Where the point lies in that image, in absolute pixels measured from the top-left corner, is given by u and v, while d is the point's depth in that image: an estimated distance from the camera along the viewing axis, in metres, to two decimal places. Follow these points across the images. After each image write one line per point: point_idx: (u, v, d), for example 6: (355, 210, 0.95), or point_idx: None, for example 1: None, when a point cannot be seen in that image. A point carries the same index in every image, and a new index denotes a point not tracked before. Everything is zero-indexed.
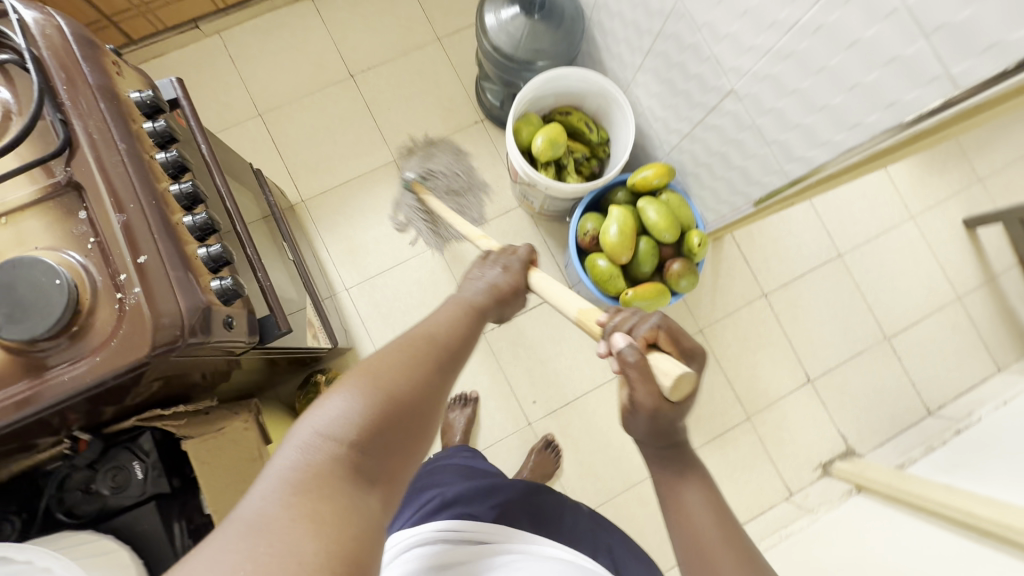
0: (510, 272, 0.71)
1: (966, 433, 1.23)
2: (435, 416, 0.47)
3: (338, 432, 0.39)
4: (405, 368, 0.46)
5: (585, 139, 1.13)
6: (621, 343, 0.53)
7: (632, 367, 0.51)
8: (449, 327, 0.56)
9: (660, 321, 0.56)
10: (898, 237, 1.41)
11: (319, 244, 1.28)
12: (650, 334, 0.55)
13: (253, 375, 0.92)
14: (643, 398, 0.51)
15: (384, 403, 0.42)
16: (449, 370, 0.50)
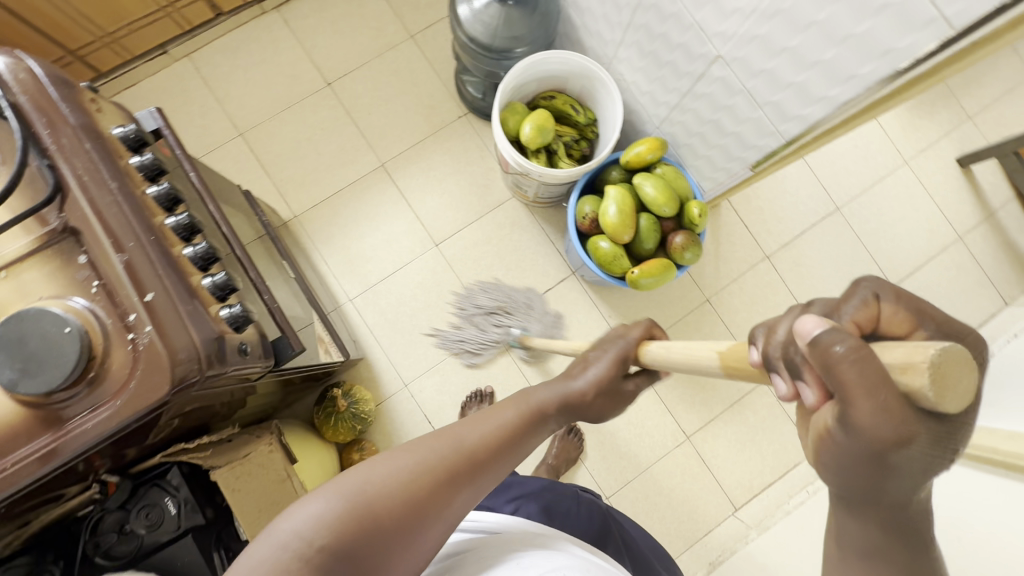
0: (607, 366, 0.62)
1: None
2: (425, 529, 0.46)
3: (311, 535, 0.41)
4: (405, 484, 0.46)
5: (572, 121, 1.11)
6: (812, 329, 0.29)
7: (840, 371, 0.27)
8: (488, 435, 0.52)
9: (875, 290, 0.31)
10: (894, 184, 1.41)
11: (317, 259, 1.27)
12: (868, 319, 0.30)
13: (270, 397, 0.92)
14: (870, 425, 0.27)
15: (363, 517, 0.43)
16: (462, 487, 0.48)
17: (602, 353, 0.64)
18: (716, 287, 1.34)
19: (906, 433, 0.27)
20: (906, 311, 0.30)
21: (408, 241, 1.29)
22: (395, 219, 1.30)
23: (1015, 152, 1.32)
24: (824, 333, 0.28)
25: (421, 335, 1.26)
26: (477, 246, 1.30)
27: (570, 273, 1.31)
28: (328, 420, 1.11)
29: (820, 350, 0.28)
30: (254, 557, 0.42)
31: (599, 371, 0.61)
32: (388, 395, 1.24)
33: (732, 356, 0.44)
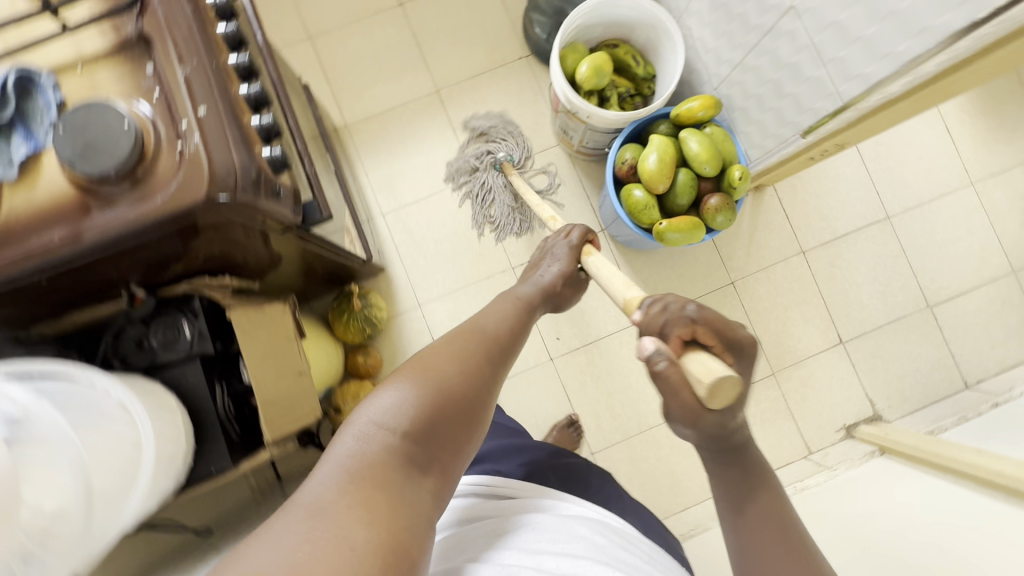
0: (561, 262, 0.77)
1: (1005, 406, 1.18)
2: (483, 410, 0.50)
3: (391, 423, 0.44)
4: (453, 361, 0.50)
5: (630, 73, 1.11)
6: (648, 346, 0.48)
7: (657, 375, 0.48)
8: (498, 320, 0.59)
9: (693, 315, 0.50)
10: (953, 204, 1.34)
11: (359, 169, 1.31)
12: (688, 330, 0.50)
13: (291, 277, 0.97)
14: (676, 409, 0.47)
15: (438, 398, 0.46)
16: (497, 363, 0.53)
17: (556, 249, 0.79)
18: (743, 271, 1.32)
19: (696, 417, 0.47)
20: (708, 330, 0.50)
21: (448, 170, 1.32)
22: (440, 146, 1.33)
23: None
24: (654, 353, 0.48)
25: (444, 260, 1.30)
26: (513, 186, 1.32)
27: (599, 229, 1.31)
28: (341, 316, 1.16)
29: (650, 367, 0.48)
30: (338, 452, 0.43)
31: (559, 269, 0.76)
32: (401, 311, 1.28)
33: (628, 305, 0.60)
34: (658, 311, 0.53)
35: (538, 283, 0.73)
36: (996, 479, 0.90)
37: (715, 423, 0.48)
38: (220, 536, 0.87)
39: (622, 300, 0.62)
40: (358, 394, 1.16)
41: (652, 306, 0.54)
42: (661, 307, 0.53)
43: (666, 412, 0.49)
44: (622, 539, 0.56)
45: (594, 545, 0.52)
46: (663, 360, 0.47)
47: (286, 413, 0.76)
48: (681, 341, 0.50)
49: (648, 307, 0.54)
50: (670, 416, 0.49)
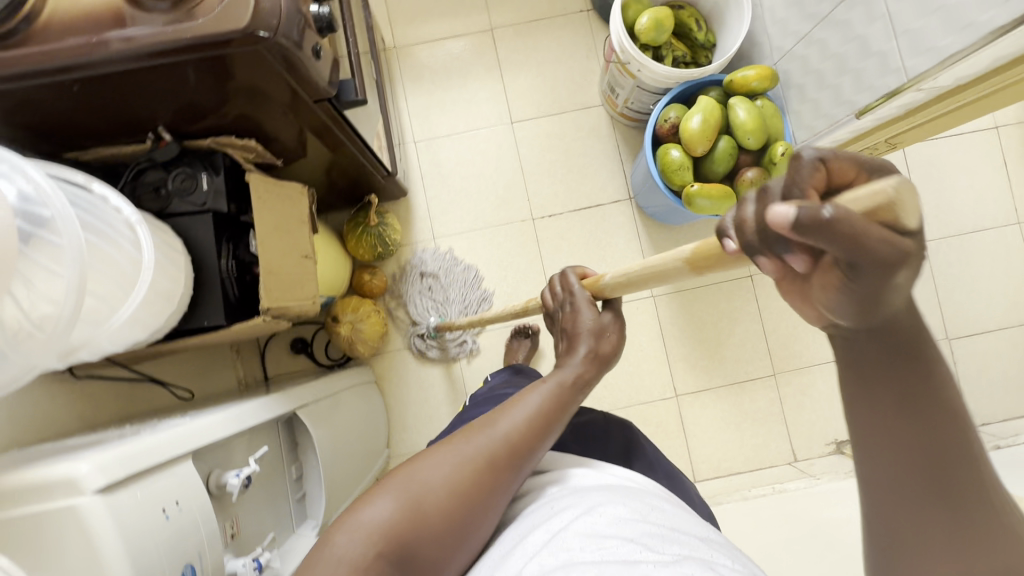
0: (586, 312, 0.53)
1: (1006, 448, 1.15)
2: (470, 525, 0.45)
3: (363, 544, 0.40)
4: (445, 477, 0.44)
5: (690, 38, 1.07)
6: (788, 209, 0.22)
7: (825, 238, 0.21)
8: (521, 417, 0.47)
9: (814, 151, 0.22)
10: (995, 239, 1.29)
11: (400, 93, 1.30)
12: (824, 177, 0.22)
13: (316, 173, 0.97)
14: (869, 261, 0.21)
15: (416, 519, 0.42)
16: (502, 475, 0.45)
17: (573, 300, 0.54)
18: None
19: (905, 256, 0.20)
20: (848, 158, 0.22)
21: (488, 110, 1.31)
22: (483, 85, 1.31)
23: None
24: (806, 209, 0.21)
25: (467, 199, 1.29)
26: (549, 138, 1.30)
27: (627, 197, 1.28)
28: (355, 230, 1.16)
29: (807, 225, 0.21)
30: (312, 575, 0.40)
31: (589, 320, 0.52)
32: (416, 240, 1.27)
33: (698, 255, 0.38)
34: (763, 196, 0.24)
35: (576, 356, 0.50)
36: None
37: (916, 271, 0.21)
38: (203, 405, 0.88)
39: (684, 260, 0.40)
40: (358, 308, 1.15)
41: (741, 213, 0.26)
42: (757, 195, 0.25)
43: (843, 284, 0.22)
44: (652, 503, 0.51)
45: (621, 517, 0.46)
46: (827, 205, 0.21)
47: (288, 289, 0.76)
48: (834, 189, 0.22)
49: (738, 215, 0.26)
50: (849, 282, 0.22)
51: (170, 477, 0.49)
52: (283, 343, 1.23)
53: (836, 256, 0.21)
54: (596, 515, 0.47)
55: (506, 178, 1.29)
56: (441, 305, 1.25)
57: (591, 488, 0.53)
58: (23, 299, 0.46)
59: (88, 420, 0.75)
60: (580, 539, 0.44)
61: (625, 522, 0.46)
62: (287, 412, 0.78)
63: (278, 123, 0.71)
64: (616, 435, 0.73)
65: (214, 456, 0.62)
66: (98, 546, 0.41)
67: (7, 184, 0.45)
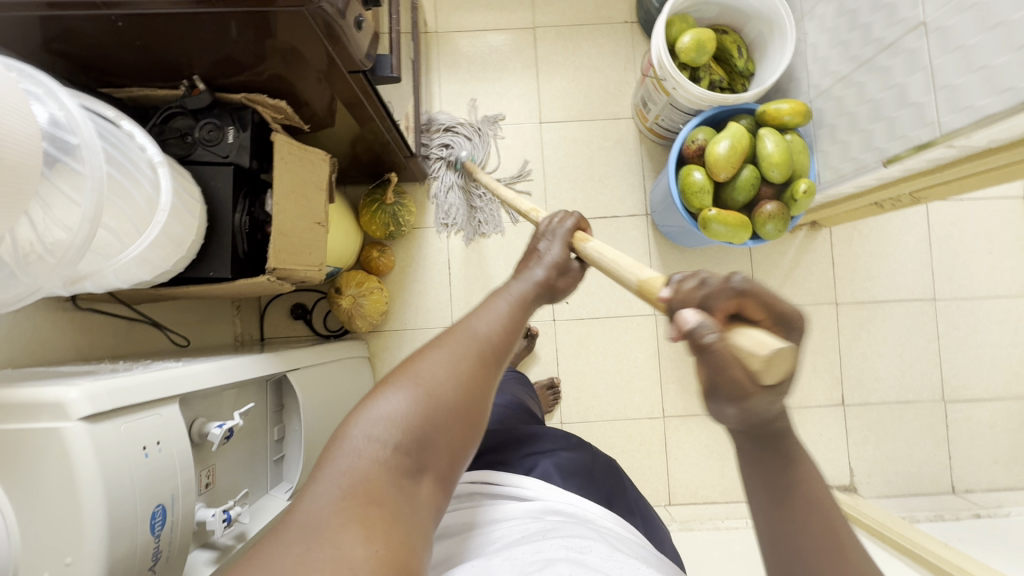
0: (559, 247, 0.57)
1: (985, 519, 1.14)
2: (482, 416, 0.44)
3: (381, 437, 0.39)
4: (447, 368, 0.42)
5: (730, 64, 1.07)
6: (692, 317, 0.35)
7: (705, 353, 0.34)
8: (501, 315, 0.48)
9: (739, 284, 0.37)
10: (1006, 308, 1.28)
11: (434, 78, 1.31)
12: (733, 303, 0.38)
13: (340, 144, 0.97)
14: (722, 378, 0.34)
15: (429, 409, 0.40)
16: (495, 364, 0.45)
17: (555, 235, 0.59)
18: None
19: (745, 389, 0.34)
20: (762, 303, 0.37)
21: (519, 106, 1.31)
22: (517, 81, 1.31)
23: None
24: (702, 322, 0.34)
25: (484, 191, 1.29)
26: (575, 143, 1.30)
27: (643, 212, 1.28)
28: (370, 206, 1.16)
29: (695, 340, 0.34)
30: (324, 474, 0.38)
31: (556, 253, 0.56)
32: (429, 224, 1.28)
33: (650, 285, 0.46)
34: (694, 287, 0.39)
35: (536, 277, 0.54)
36: None
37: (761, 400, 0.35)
38: (196, 354, 0.89)
39: (637, 283, 0.49)
40: (362, 283, 1.15)
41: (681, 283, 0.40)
42: (694, 282, 0.39)
43: (703, 378, 0.35)
44: (631, 550, 0.54)
45: (609, 555, 0.49)
46: (715, 330, 0.34)
47: (296, 253, 0.76)
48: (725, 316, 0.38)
49: (681, 283, 0.40)
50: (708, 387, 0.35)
51: (155, 416, 0.50)
52: (283, 306, 1.24)
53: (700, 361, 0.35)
54: (587, 551, 0.49)
55: (527, 176, 1.30)
56: (445, 294, 1.26)
57: (581, 526, 0.55)
58: (38, 222, 0.47)
59: (83, 352, 0.76)
60: (572, 566, 0.46)
61: (615, 561, 0.48)
62: (277, 374, 0.79)
63: (311, 88, 0.71)
64: (604, 467, 0.72)
65: (199, 405, 0.62)
66: (76, 470, 0.42)
67: (39, 107, 0.46)
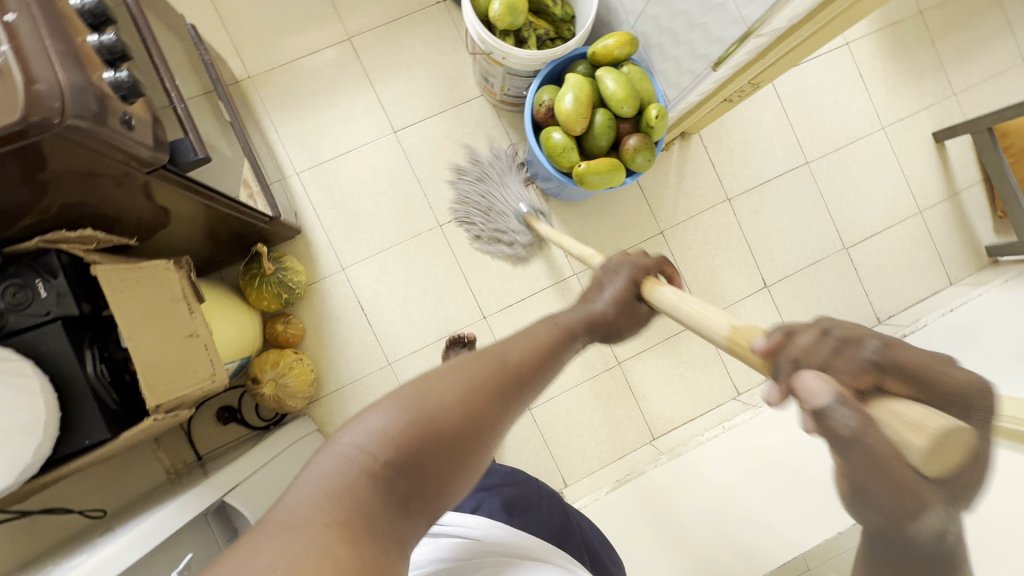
0: (621, 289, 0.58)
1: (912, 336, 1.26)
2: (487, 444, 0.43)
3: (373, 449, 0.39)
4: (457, 392, 0.43)
5: (549, 14, 1.06)
6: (823, 394, 0.32)
7: (847, 445, 0.30)
8: (527, 348, 0.49)
9: (876, 352, 0.33)
10: (865, 147, 1.40)
11: (268, 125, 1.21)
12: (869, 377, 0.33)
13: (191, 236, 0.89)
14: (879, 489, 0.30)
15: (425, 428, 0.40)
16: (507, 401, 0.45)
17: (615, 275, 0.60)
18: (672, 221, 1.33)
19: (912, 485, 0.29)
20: (900, 377, 0.32)
21: (366, 124, 1.24)
22: (355, 99, 1.24)
23: (989, 128, 1.32)
24: (835, 401, 0.31)
25: (367, 221, 1.23)
26: (435, 139, 1.25)
27: (528, 182, 1.27)
28: (252, 282, 1.07)
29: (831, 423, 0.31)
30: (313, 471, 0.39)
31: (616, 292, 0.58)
32: (323, 276, 1.21)
33: (742, 335, 0.43)
34: (815, 349, 0.36)
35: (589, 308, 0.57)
36: None
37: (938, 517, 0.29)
38: (123, 519, 0.80)
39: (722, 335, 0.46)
40: (278, 363, 1.08)
41: (785, 357, 0.38)
42: (814, 339, 0.36)
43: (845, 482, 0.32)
44: None
45: None
46: (856, 415, 0.30)
47: (177, 377, 0.70)
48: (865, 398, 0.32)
49: (789, 341, 0.38)
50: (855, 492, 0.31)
51: None
52: (207, 420, 1.14)
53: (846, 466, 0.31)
54: None
55: (403, 190, 1.25)
56: (369, 337, 1.21)
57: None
58: None
59: None
60: None
61: None
62: (216, 502, 0.74)
63: (118, 199, 0.64)
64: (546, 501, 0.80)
65: None
66: None
67: None
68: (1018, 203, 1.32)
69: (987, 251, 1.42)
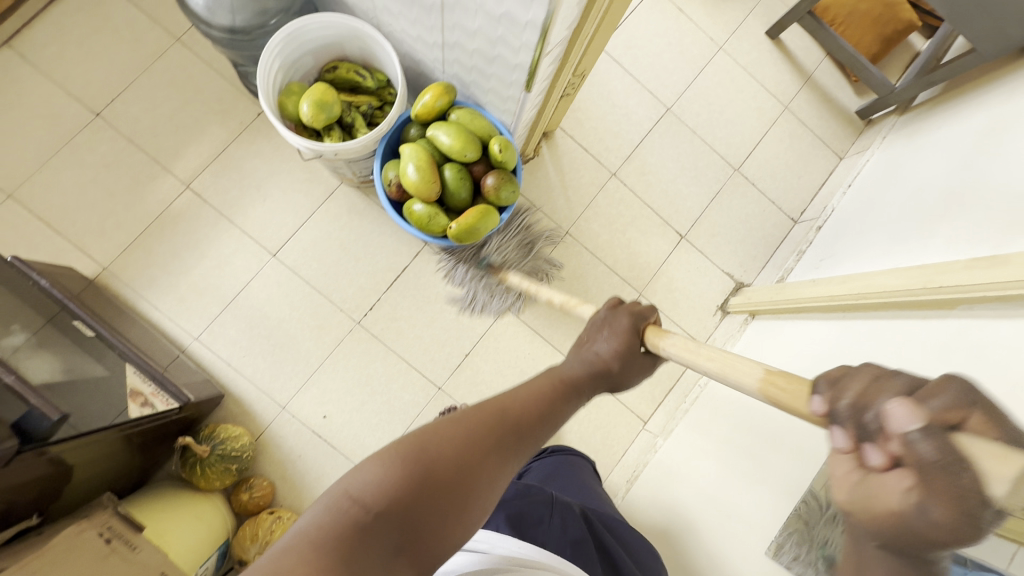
0: (616, 334, 0.70)
1: (826, 228, 1.30)
2: (479, 492, 0.45)
3: (365, 500, 0.41)
4: (457, 440, 0.46)
5: (364, 89, 1.05)
6: (908, 415, 0.34)
7: (935, 467, 0.32)
8: (524, 399, 0.54)
9: (968, 395, 0.34)
10: (714, 72, 1.43)
11: (143, 306, 1.14)
12: (959, 416, 0.33)
13: (104, 469, 0.84)
14: (942, 500, 0.31)
15: (418, 477, 0.43)
16: (507, 453, 0.49)
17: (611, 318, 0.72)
18: (572, 217, 1.33)
19: (974, 513, 0.31)
20: (992, 416, 0.33)
21: (241, 260, 1.19)
22: (220, 241, 1.19)
23: (809, 12, 1.37)
24: (921, 430, 0.33)
25: (285, 352, 1.18)
26: (316, 245, 1.21)
27: (423, 244, 1.25)
28: (195, 470, 1.02)
29: (910, 431, 0.34)
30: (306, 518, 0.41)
31: (614, 335, 0.70)
32: (266, 425, 1.16)
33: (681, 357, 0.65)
34: (906, 391, 0.36)
35: (593, 355, 0.68)
36: (847, 300, 0.97)
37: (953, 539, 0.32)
38: None
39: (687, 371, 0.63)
40: (257, 534, 1.03)
41: (842, 388, 0.41)
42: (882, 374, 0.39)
43: (921, 489, 0.32)
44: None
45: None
46: (921, 420, 0.34)
47: None
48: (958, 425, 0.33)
49: (858, 390, 0.39)
50: (932, 496, 0.32)
51: None
52: None
53: (938, 482, 0.32)
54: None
55: (307, 307, 1.20)
56: (337, 461, 1.17)
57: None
58: None
59: None
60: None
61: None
62: None
63: None
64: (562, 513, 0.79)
65: None
66: None
67: None
68: (863, 66, 1.38)
69: (859, 116, 1.47)
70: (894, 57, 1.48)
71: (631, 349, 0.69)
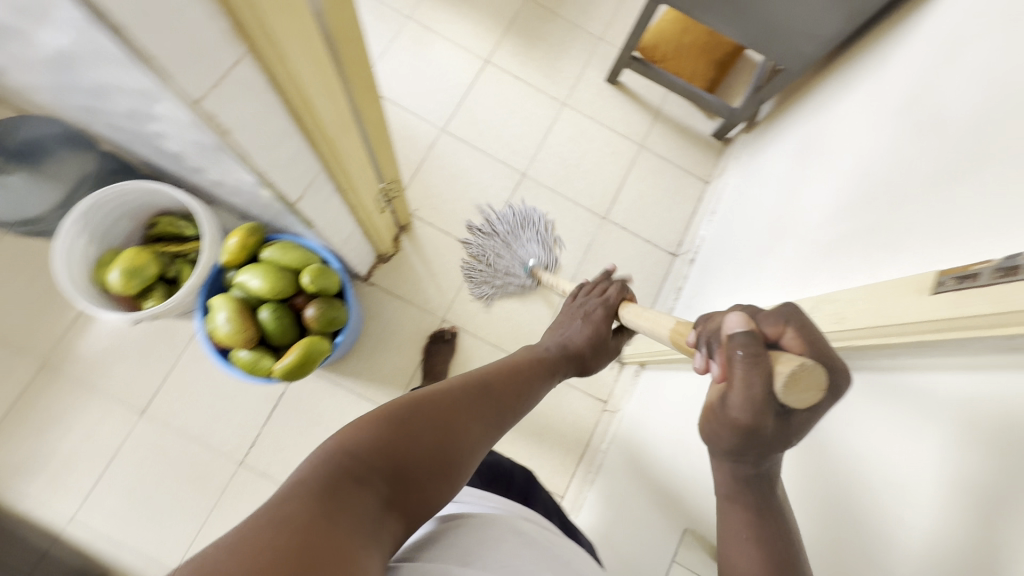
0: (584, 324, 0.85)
1: (697, 260, 1.30)
2: (465, 450, 0.51)
3: (362, 454, 0.44)
4: (449, 400, 0.53)
5: (185, 238, 1.04)
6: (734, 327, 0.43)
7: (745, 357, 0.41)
8: (507, 377, 0.64)
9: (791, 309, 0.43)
10: (563, 128, 1.45)
11: (9, 499, 1.10)
12: (779, 328, 0.43)
13: None
14: (756, 385, 0.41)
15: (419, 427, 0.48)
16: (491, 417, 0.56)
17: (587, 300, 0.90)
18: (447, 302, 1.31)
19: (767, 411, 0.41)
20: (802, 327, 0.42)
21: (109, 425, 1.16)
22: (85, 410, 1.16)
23: (635, 57, 1.41)
24: (739, 334, 0.42)
25: (169, 512, 1.14)
26: (186, 392, 1.19)
27: None
28: None
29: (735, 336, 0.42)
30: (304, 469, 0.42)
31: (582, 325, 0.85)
32: None
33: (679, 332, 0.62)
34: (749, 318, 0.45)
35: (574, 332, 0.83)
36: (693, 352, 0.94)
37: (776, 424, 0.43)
38: None
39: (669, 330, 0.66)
40: None
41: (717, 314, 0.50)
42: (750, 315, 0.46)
43: (737, 379, 0.42)
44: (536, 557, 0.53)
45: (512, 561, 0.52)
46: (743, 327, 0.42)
47: None
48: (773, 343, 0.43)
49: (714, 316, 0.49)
50: (742, 380, 0.41)
51: None
52: None
53: (741, 369, 0.41)
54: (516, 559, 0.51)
55: (186, 458, 1.16)
56: None
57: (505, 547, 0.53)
58: None
59: None
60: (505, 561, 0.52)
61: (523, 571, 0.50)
62: None
63: None
64: None
65: None
66: None
67: None
68: (699, 96, 1.41)
69: (715, 138, 1.49)
70: (734, 77, 1.52)
71: (597, 341, 0.84)
